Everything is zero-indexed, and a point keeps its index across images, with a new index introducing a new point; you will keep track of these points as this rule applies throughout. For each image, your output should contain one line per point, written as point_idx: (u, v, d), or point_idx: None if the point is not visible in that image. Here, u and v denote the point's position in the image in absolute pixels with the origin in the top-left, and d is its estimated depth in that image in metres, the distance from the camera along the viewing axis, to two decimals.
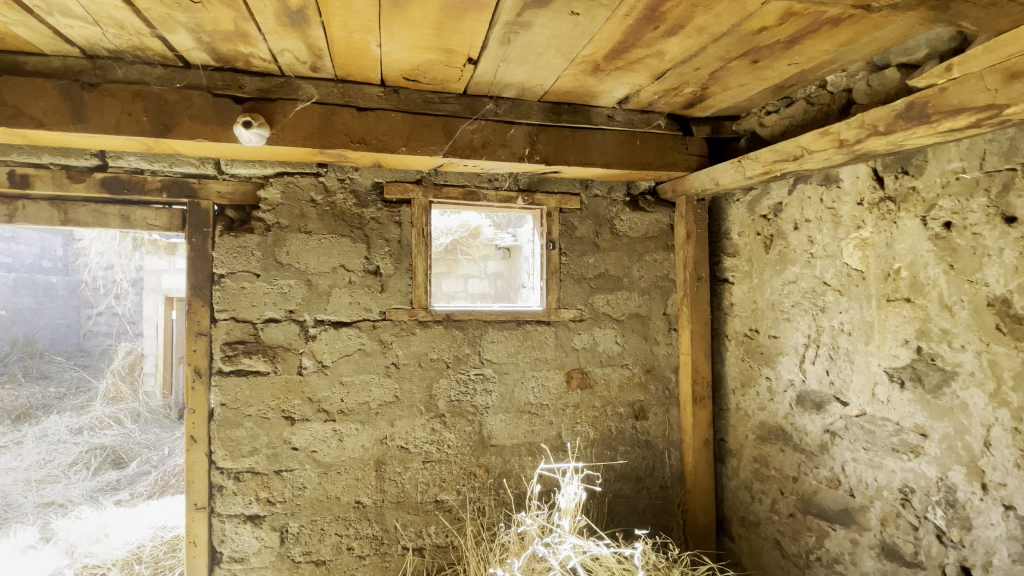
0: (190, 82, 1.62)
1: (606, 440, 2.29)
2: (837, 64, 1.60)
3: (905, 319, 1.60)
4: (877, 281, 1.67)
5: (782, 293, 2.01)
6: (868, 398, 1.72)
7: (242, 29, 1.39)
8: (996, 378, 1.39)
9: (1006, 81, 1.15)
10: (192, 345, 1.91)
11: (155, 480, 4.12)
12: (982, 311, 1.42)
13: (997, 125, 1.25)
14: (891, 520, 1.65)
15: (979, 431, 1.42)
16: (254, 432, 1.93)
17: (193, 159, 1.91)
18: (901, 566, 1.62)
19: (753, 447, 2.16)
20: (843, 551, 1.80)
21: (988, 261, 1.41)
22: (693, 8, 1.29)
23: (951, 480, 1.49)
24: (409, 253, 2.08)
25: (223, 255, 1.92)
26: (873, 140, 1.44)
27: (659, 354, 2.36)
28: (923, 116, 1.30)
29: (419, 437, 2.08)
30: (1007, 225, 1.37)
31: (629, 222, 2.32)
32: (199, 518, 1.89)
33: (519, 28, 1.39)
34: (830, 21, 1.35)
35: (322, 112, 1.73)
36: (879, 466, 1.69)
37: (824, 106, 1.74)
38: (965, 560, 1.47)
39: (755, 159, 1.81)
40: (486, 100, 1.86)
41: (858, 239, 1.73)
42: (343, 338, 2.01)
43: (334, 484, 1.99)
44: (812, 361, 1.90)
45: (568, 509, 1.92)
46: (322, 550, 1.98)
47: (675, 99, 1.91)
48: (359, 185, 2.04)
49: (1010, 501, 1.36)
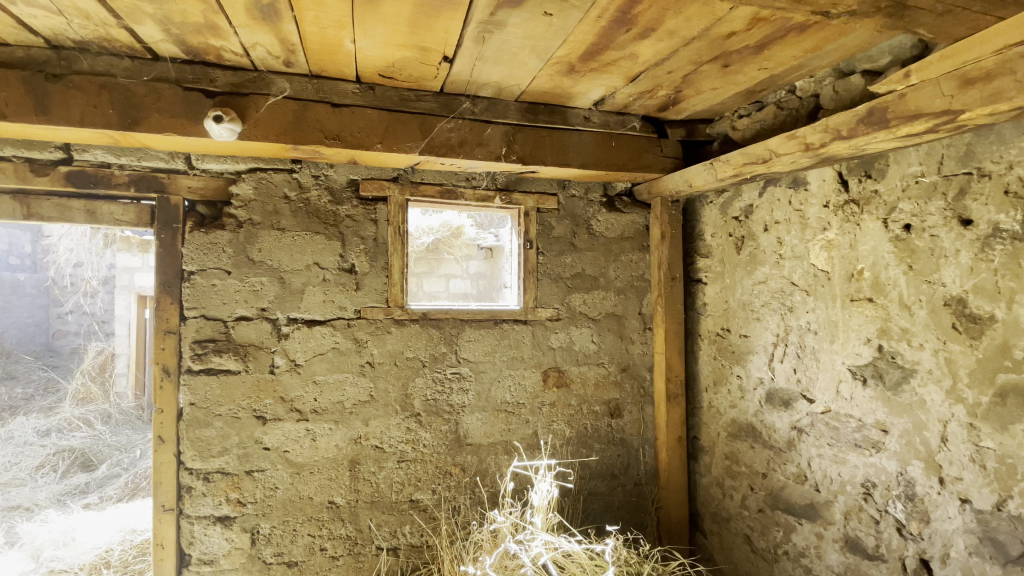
0: (158, 75, 1.59)
1: (582, 438, 2.31)
2: (805, 69, 1.64)
3: (867, 318, 1.64)
4: (841, 281, 1.72)
5: (752, 293, 2.05)
6: (833, 395, 1.76)
7: (212, 22, 1.37)
8: (952, 375, 1.44)
9: (961, 87, 1.19)
10: (160, 343, 1.87)
11: (125, 483, 4.01)
12: (940, 311, 1.46)
13: (953, 130, 1.30)
14: (854, 514, 1.70)
15: (936, 427, 1.47)
16: (224, 432, 1.90)
17: (162, 153, 1.87)
18: (864, 560, 1.67)
19: (725, 444, 2.20)
20: (809, 545, 1.84)
21: (945, 263, 1.46)
22: (663, 11, 1.31)
23: (910, 474, 1.54)
24: (385, 251, 2.06)
25: (193, 251, 1.88)
26: (837, 144, 1.48)
27: (635, 353, 2.38)
28: (884, 121, 1.34)
29: (394, 436, 2.06)
30: (963, 227, 1.42)
31: (606, 222, 2.35)
32: (166, 520, 1.85)
33: (493, 27, 1.39)
34: (796, 28, 1.38)
35: (295, 107, 1.70)
36: (843, 461, 1.73)
37: (793, 111, 1.78)
38: (923, 553, 1.51)
39: (727, 161, 1.84)
40: (463, 99, 1.86)
41: (824, 240, 1.78)
42: (316, 336, 1.99)
43: (307, 484, 1.97)
44: (781, 360, 1.94)
45: (541, 506, 1.94)
46: (294, 551, 1.96)
47: (650, 101, 1.94)
48: (334, 182, 2.02)
49: (966, 495, 1.41)
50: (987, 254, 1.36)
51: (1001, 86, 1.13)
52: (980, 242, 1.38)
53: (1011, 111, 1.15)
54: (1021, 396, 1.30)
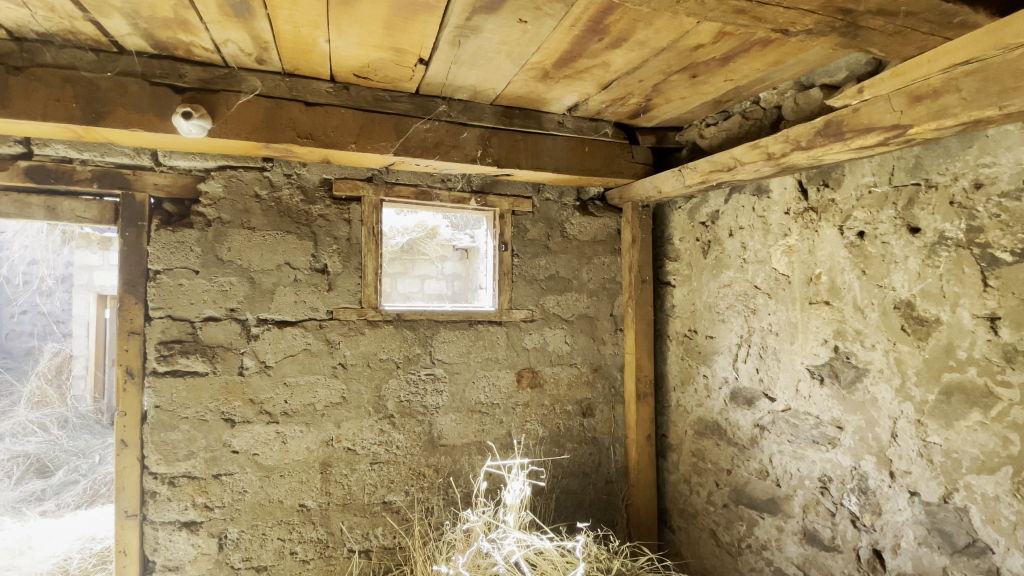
0: (124, 69, 1.55)
1: (554, 437, 2.34)
2: (769, 82, 1.71)
3: (825, 320, 1.72)
4: (801, 285, 1.80)
5: (717, 296, 2.12)
6: (793, 393, 1.84)
7: (182, 17, 1.35)
8: (901, 374, 1.52)
9: (910, 103, 1.27)
10: (123, 344, 1.81)
11: (84, 490, 3.86)
12: (890, 313, 1.55)
13: (903, 143, 1.38)
14: (812, 507, 1.78)
15: (887, 423, 1.56)
16: (191, 435, 1.86)
17: (127, 149, 1.82)
18: (821, 551, 1.75)
19: (692, 441, 2.27)
20: (770, 538, 1.92)
21: (895, 268, 1.54)
22: (634, 23, 1.35)
23: (863, 468, 1.62)
24: (358, 252, 2.05)
25: (159, 250, 1.84)
26: (796, 154, 1.55)
27: (606, 353, 2.43)
28: (840, 134, 1.42)
29: (367, 438, 2.05)
30: (912, 235, 1.50)
31: (579, 226, 2.39)
32: (129, 527, 1.79)
33: (469, 32, 1.41)
34: (759, 42, 1.45)
35: (268, 105, 1.68)
36: (802, 457, 1.81)
37: (757, 121, 1.85)
38: (876, 543, 1.59)
39: (694, 168, 1.90)
40: (439, 101, 1.87)
41: (785, 245, 1.86)
42: (287, 337, 1.97)
43: (277, 487, 1.94)
44: (744, 360, 2.02)
45: (514, 505, 1.95)
46: (263, 556, 1.93)
47: (622, 108, 1.99)
48: (307, 181, 2.00)
49: (914, 488, 1.49)
50: (934, 260, 1.45)
51: (946, 102, 1.20)
52: (927, 249, 1.47)
53: (954, 127, 1.23)
54: (965, 395, 1.39)
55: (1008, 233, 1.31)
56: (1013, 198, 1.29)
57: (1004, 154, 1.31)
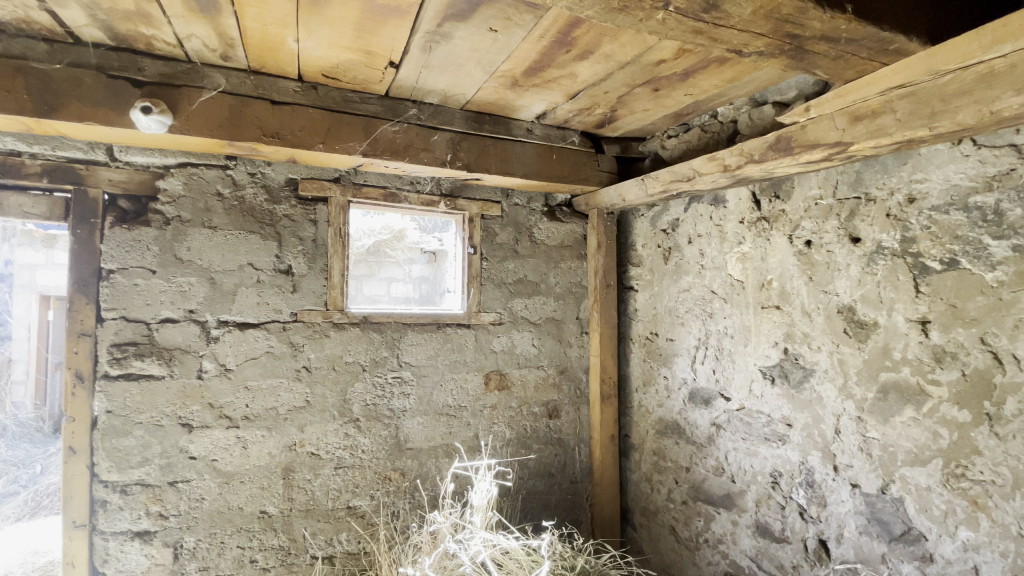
0: (78, 60, 1.49)
1: (521, 439, 2.37)
2: (726, 97, 1.81)
3: (775, 324, 1.83)
4: (754, 290, 1.90)
5: (677, 300, 2.21)
6: (746, 393, 1.93)
7: (144, 10, 1.31)
8: (844, 374, 1.64)
9: (851, 123, 1.37)
10: (72, 347, 1.72)
11: (24, 501, 3.63)
12: (834, 317, 1.66)
13: (845, 159, 1.48)
14: (764, 501, 1.87)
15: (831, 420, 1.67)
16: (145, 441, 1.79)
17: (81, 143, 1.75)
18: (772, 543, 1.84)
19: (653, 440, 2.34)
20: (726, 532, 2.01)
21: (838, 275, 1.65)
22: (600, 36, 1.41)
23: (810, 463, 1.72)
24: (324, 253, 2.03)
25: (114, 249, 1.77)
26: (750, 166, 1.64)
27: (572, 355, 2.48)
28: (789, 148, 1.52)
29: (331, 442, 2.03)
30: (853, 244, 1.61)
31: (547, 231, 2.44)
32: (78, 537, 1.71)
33: (440, 38, 1.43)
34: (716, 60, 1.53)
35: (232, 102, 1.65)
36: (755, 454, 1.91)
37: (715, 133, 1.95)
38: (822, 533, 1.69)
39: (656, 178, 1.98)
40: (409, 104, 1.88)
41: (739, 253, 1.96)
42: (248, 340, 1.92)
43: (236, 494, 1.89)
44: (701, 362, 2.11)
45: (481, 506, 1.96)
46: (221, 565, 1.87)
47: (589, 118, 2.05)
48: (271, 180, 1.97)
49: (856, 480, 1.60)
50: (872, 268, 1.57)
51: (883, 123, 1.31)
52: (867, 257, 1.58)
53: (890, 145, 1.34)
54: (899, 393, 1.50)
55: (938, 243, 1.43)
56: (942, 212, 1.42)
57: (934, 171, 1.43)
